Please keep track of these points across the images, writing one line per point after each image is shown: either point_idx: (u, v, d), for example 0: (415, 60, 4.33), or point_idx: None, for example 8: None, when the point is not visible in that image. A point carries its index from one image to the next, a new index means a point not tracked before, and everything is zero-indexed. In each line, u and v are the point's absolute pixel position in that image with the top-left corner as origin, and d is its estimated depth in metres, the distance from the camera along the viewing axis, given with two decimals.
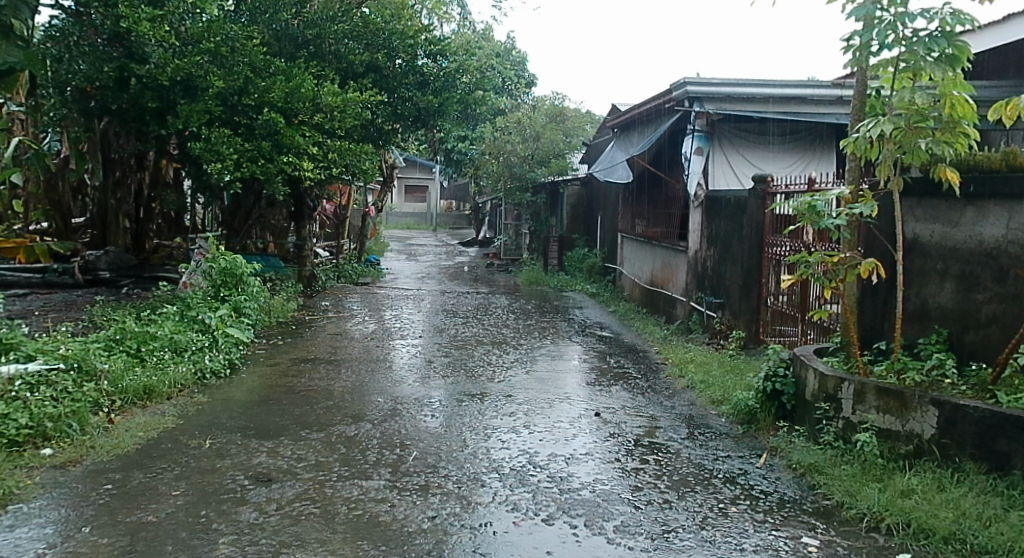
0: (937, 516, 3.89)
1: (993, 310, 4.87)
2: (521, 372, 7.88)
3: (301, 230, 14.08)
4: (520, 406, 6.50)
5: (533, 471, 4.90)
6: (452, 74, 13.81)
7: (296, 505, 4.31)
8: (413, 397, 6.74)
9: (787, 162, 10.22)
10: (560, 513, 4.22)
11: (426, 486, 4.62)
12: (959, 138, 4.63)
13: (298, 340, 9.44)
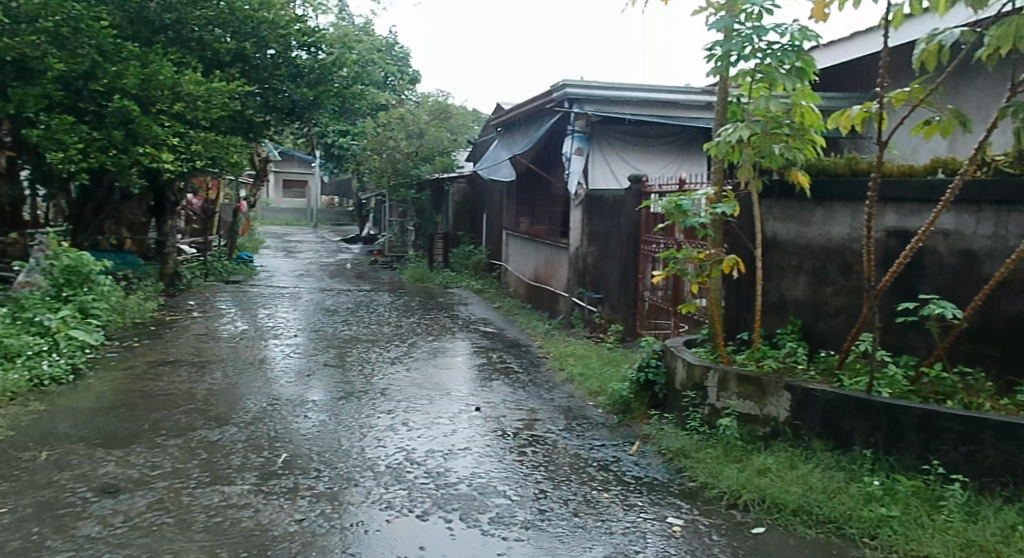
0: (789, 491, 4.23)
1: (841, 301, 5.35)
2: (402, 370, 7.88)
3: (162, 225, 13.58)
4: (399, 403, 6.52)
5: (409, 467, 4.96)
6: (328, 67, 13.91)
7: (147, 516, 4.18)
8: (288, 398, 6.64)
9: (663, 163, 10.61)
10: (435, 509, 4.29)
11: (296, 489, 4.58)
12: (808, 145, 5.03)
13: (157, 342, 9.05)
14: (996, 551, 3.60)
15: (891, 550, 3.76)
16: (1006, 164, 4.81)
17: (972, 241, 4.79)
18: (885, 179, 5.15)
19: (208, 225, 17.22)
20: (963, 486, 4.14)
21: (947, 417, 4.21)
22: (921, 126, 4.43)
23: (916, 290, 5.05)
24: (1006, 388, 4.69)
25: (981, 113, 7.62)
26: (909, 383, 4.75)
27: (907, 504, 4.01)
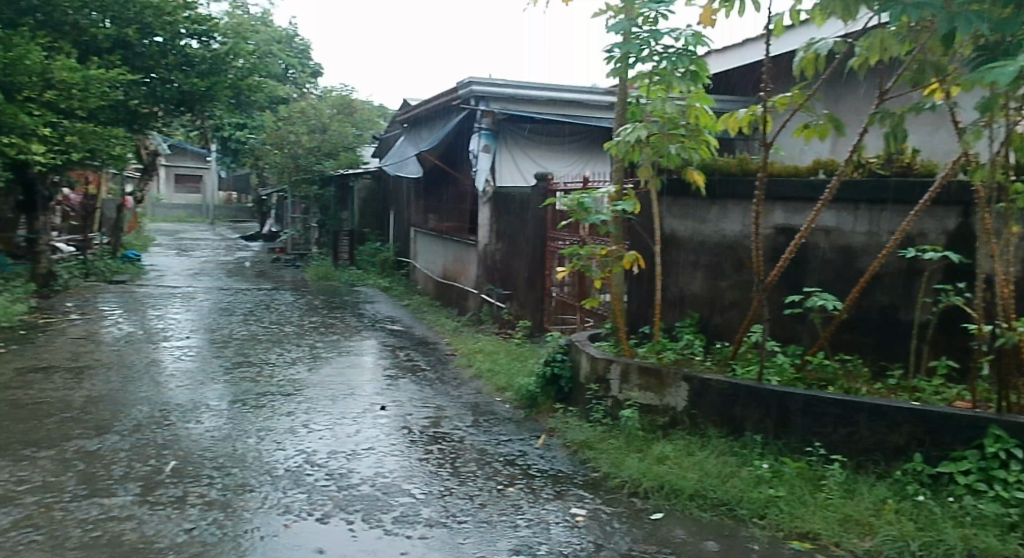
0: (686, 477, 4.41)
1: (734, 295, 5.60)
2: (303, 370, 7.76)
3: (33, 222, 12.74)
4: (299, 405, 6.43)
5: (309, 470, 4.90)
6: (221, 58, 13.59)
7: (14, 534, 3.97)
8: (180, 403, 6.44)
9: (568, 162, 10.79)
10: (336, 511, 4.26)
11: (184, 498, 4.46)
12: (703, 146, 5.27)
13: (27, 348, 8.57)
14: (870, 524, 3.86)
15: (778, 529, 3.98)
16: (879, 166, 5.15)
17: (850, 237, 5.11)
18: (773, 178, 5.43)
19: (88, 221, 16.38)
20: (841, 465, 4.41)
21: (828, 402, 4.49)
22: (801, 130, 4.71)
23: (802, 284, 5.35)
24: (880, 373, 5.06)
25: (858, 117, 8.06)
26: (795, 371, 5.02)
27: (793, 485, 4.25)
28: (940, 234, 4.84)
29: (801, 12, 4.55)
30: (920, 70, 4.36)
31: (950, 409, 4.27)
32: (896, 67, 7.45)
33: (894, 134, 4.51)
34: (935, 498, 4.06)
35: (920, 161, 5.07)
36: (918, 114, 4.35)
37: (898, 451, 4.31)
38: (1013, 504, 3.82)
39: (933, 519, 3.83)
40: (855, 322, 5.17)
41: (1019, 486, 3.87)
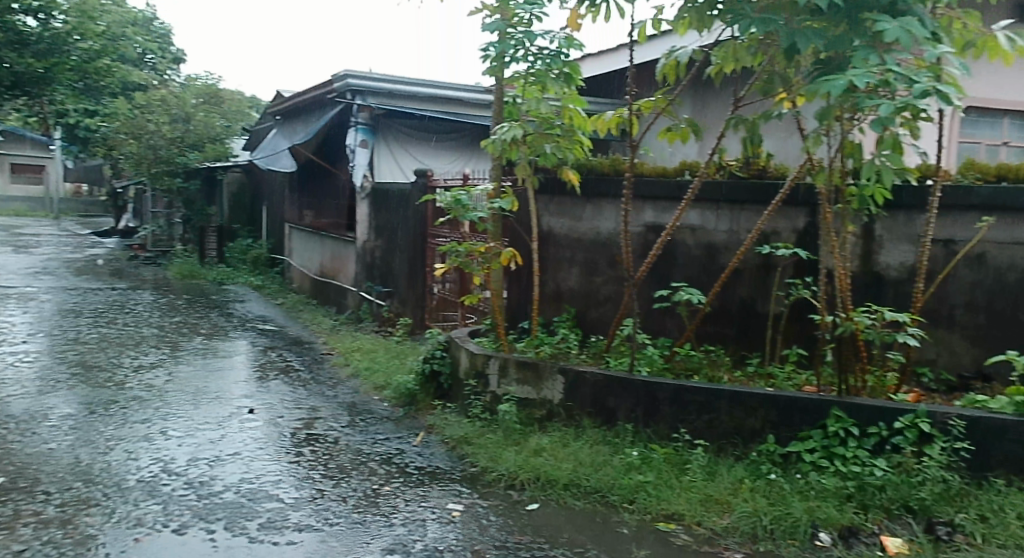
0: (560, 467, 4.55)
1: (609, 290, 5.81)
2: (162, 374, 7.43)
3: None
4: (157, 411, 6.16)
5: (166, 480, 4.71)
6: (59, 36, 14.50)
7: None
8: (18, 414, 6.03)
9: (448, 159, 10.83)
10: (195, 521, 4.12)
11: (17, 517, 4.17)
12: (576, 146, 5.44)
13: None
14: (728, 503, 4.12)
15: (646, 512, 4.17)
16: (738, 168, 5.47)
17: (713, 235, 5.41)
18: (643, 178, 5.66)
19: None
20: (704, 449, 4.67)
21: (691, 390, 4.73)
22: (666, 133, 4.96)
23: (670, 279, 5.61)
24: (741, 361, 5.38)
25: (715, 122, 8.49)
26: (664, 361, 5.26)
27: (660, 470, 4.46)
28: (791, 232, 5.21)
29: (663, 22, 4.79)
30: (769, 79, 4.68)
31: (799, 394, 4.60)
32: (746, 76, 7.90)
33: (751, 139, 4.82)
34: (785, 475, 4.37)
35: (773, 164, 5.41)
36: (769, 120, 4.66)
37: (754, 434, 4.60)
38: (850, 477, 4.19)
39: (783, 495, 4.13)
40: (718, 314, 5.48)
41: (856, 461, 4.25)
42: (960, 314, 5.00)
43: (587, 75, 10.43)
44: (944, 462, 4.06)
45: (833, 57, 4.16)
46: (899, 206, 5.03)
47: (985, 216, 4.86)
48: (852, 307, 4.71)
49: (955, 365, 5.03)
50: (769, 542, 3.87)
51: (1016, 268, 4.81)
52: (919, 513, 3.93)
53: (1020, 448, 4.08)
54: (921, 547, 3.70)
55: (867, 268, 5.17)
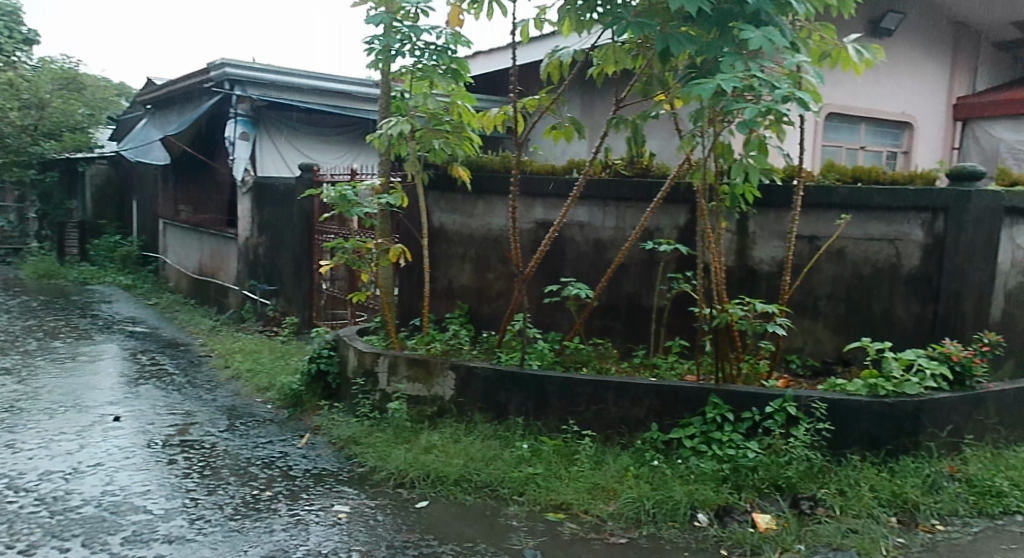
0: (451, 463, 4.58)
1: (501, 286, 5.89)
2: (13, 382, 6.96)
3: None
4: (5, 423, 5.77)
5: (14, 497, 4.42)
6: None
7: None
8: None
9: (335, 154, 10.66)
10: (49, 539, 3.89)
11: None
12: (465, 142, 5.48)
13: None
14: (614, 490, 4.25)
15: (535, 504, 4.26)
16: (623, 167, 5.61)
17: (600, 231, 5.56)
18: (530, 176, 5.74)
19: None
20: (592, 439, 4.79)
21: (579, 382, 4.85)
22: (551, 131, 5.08)
23: (559, 274, 5.72)
24: (627, 353, 5.58)
25: (598, 122, 8.71)
26: (553, 355, 5.35)
27: (550, 461, 4.55)
28: (673, 229, 5.44)
29: (545, 22, 4.89)
30: (648, 82, 4.86)
31: (680, 383, 4.81)
32: (626, 78, 8.15)
33: (634, 138, 4.98)
34: (667, 461, 4.55)
35: (656, 163, 5.58)
36: (648, 121, 4.83)
37: (638, 423, 4.77)
38: (726, 460, 4.41)
39: (665, 480, 4.30)
40: (605, 309, 5.64)
41: (731, 445, 4.49)
42: (824, 304, 5.35)
43: (476, 74, 10.49)
44: (809, 441, 4.39)
45: (705, 61, 4.36)
46: (769, 204, 5.32)
47: (844, 213, 5.23)
48: (726, 299, 4.92)
49: (819, 352, 5.37)
50: (651, 525, 4.02)
51: (871, 262, 5.23)
52: (786, 490, 4.22)
53: (874, 427, 4.53)
54: (788, 522, 3.97)
55: (742, 262, 5.43)
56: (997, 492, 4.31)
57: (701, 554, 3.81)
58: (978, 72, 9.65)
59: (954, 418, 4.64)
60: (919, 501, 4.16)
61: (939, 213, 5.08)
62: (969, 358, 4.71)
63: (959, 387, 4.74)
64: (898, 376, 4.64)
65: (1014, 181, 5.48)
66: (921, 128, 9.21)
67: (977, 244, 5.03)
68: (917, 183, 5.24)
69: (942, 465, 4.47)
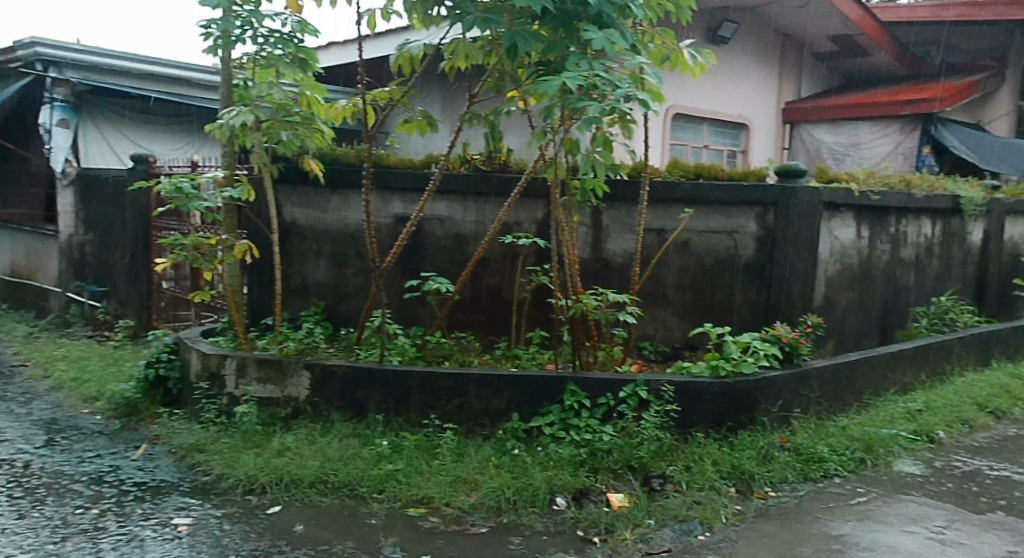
0: (305, 466, 4.51)
1: (360, 282, 5.89)
2: None
3: None
4: None
5: None
6: None
7: None
8: None
9: (174, 144, 10.12)
10: None
11: None
12: (316, 133, 5.41)
13: None
14: (474, 482, 4.36)
15: (395, 500, 4.29)
16: (481, 162, 5.69)
17: (460, 226, 5.67)
18: (387, 170, 5.73)
19: None
20: (453, 432, 4.88)
21: (441, 376, 4.92)
22: (403, 124, 5.12)
23: (420, 269, 5.76)
24: (489, 346, 5.72)
25: (452, 116, 8.82)
26: (415, 350, 5.39)
27: (410, 457, 4.60)
28: (532, 223, 5.64)
29: (392, 13, 4.90)
30: (500, 77, 4.99)
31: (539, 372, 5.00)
32: (479, 73, 8.32)
33: (492, 135, 5.10)
34: (527, 449, 4.70)
35: (513, 158, 5.71)
36: (502, 117, 4.98)
37: (500, 414, 4.91)
38: (582, 444, 4.63)
39: (525, 468, 4.45)
40: (467, 303, 5.75)
41: (587, 429, 4.72)
42: (672, 294, 5.70)
43: (326, 65, 10.32)
44: (658, 422, 4.70)
45: (553, 60, 4.53)
46: (619, 199, 5.60)
47: (687, 207, 5.59)
48: (580, 289, 5.21)
49: (669, 339, 5.73)
50: (511, 513, 4.16)
51: (712, 253, 5.64)
52: (638, 470, 4.49)
53: (716, 406, 4.89)
54: (639, 499, 4.22)
55: (597, 254, 5.68)
56: (819, 458, 4.80)
57: (558, 537, 3.98)
58: (801, 79, 10.54)
59: (783, 394, 5.09)
60: (754, 471, 4.56)
61: (770, 208, 5.56)
62: (796, 338, 5.19)
63: (788, 364, 5.22)
64: (736, 357, 5.05)
65: (831, 178, 6.09)
66: (754, 129, 9.94)
67: (800, 236, 5.54)
68: (750, 180, 5.68)
69: (774, 436, 4.91)
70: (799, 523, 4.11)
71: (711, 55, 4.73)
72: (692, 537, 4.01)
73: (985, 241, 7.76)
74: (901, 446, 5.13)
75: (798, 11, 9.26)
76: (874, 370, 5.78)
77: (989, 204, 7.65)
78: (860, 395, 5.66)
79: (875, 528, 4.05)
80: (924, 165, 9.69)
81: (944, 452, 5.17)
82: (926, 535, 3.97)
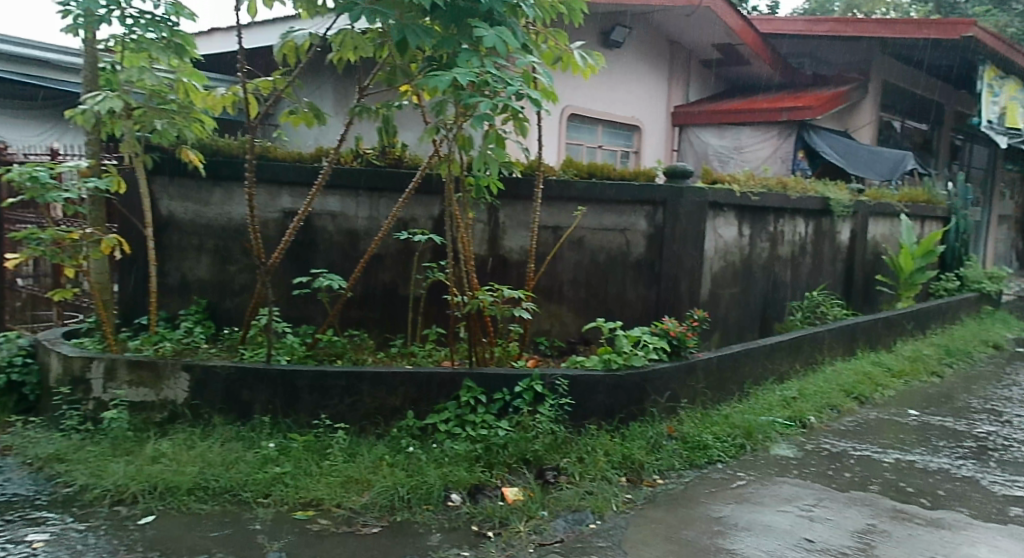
0: (182, 472, 4.32)
1: (245, 278, 5.72)
2: None
3: None
4: None
5: None
6: None
7: None
8: None
9: (31, 131, 9.00)
10: None
11: None
12: (195, 123, 5.18)
13: None
14: (366, 481, 4.30)
15: (282, 504, 4.19)
16: (375, 156, 5.60)
17: (353, 221, 5.58)
18: (273, 163, 5.56)
19: None
20: (345, 431, 4.80)
21: (332, 375, 4.83)
22: (288, 116, 4.98)
23: (310, 265, 5.63)
24: (384, 344, 5.67)
25: (344, 109, 8.67)
26: (305, 349, 5.25)
27: (298, 459, 4.49)
28: (427, 219, 5.62)
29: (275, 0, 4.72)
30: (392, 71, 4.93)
31: (433, 369, 4.99)
32: (370, 66, 8.19)
33: (386, 129, 5.06)
34: (422, 447, 4.69)
35: (408, 154, 5.65)
36: (394, 111, 4.92)
37: (394, 412, 4.88)
38: (478, 440, 4.67)
39: (419, 466, 4.43)
40: (360, 300, 5.67)
41: (483, 425, 4.76)
42: (567, 290, 5.79)
43: (206, 53, 9.88)
44: (553, 416, 4.80)
45: (444, 55, 4.51)
46: (514, 196, 5.65)
47: (580, 205, 5.69)
48: (476, 286, 5.23)
49: (564, 334, 5.82)
50: (405, 511, 4.14)
51: (605, 250, 5.77)
52: (533, 463, 4.55)
53: (608, 398, 5.01)
54: (533, 491, 4.27)
55: (493, 251, 5.71)
56: (704, 445, 5.00)
57: (452, 533, 3.99)
58: (688, 83, 10.92)
59: (671, 385, 5.27)
60: (644, 460, 4.70)
61: (659, 207, 5.75)
62: (683, 332, 5.38)
63: (676, 357, 5.41)
64: (627, 350, 5.19)
65: (714, 179, 6.33)
66: (645, 130, 10.25)
67: (687, 234, 5.75)
68: (641, 180, 5.85)
69: (662, 426, 5.08)
70: (684, 508, 4.27)
71: (600, 57, 4.85)
72: (584, 526, 4.10)
73: (852, 239, 8.27)
74: (777, 432, 5.40)
75: (685, 19, 9.58)
76: (754, 360, 6.05)
77: (856, 205, 8.18)
78: (742, 385, 5.92)
79: (752, 509, 4.25)
80: (798, 169, 10.25)
81: (814, 436, 5.48)
82: (798, 514, 4.20)
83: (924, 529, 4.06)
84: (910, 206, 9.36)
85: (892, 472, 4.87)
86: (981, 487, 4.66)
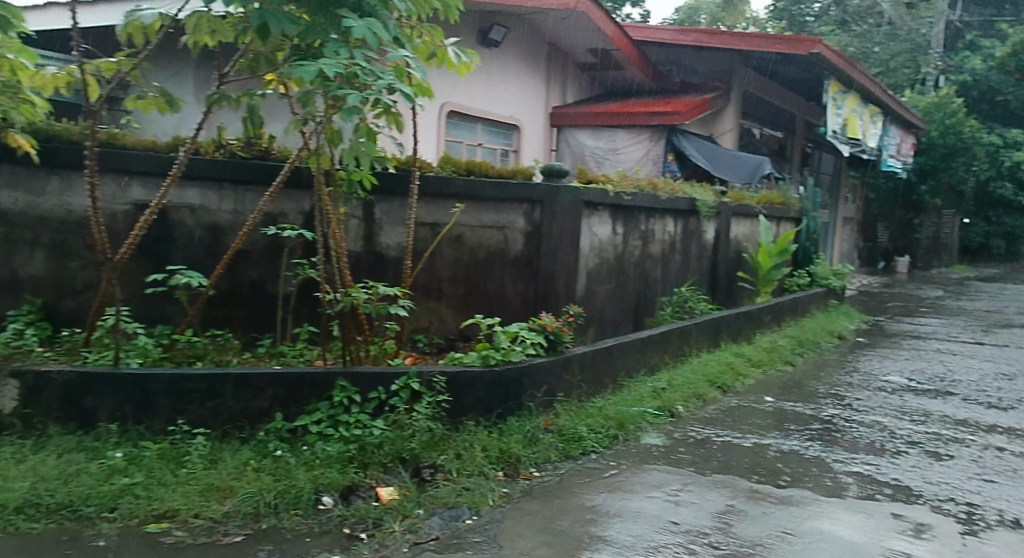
0: (11, 489, 3.96)
1: (87, 276, 5.36)
2: None
3: None
4: None
5: None
6: None
7: None
8: None
9: None
10: None
11: None
12: (24, 104, 4.78)
13: None
14: (229, 488, 4.13)
15: (131, 517, 3.93)
16: (239, 148, 5.38)
17: (215, 215, 5.34)
18: (121, 152, 5.22)
19: None
20: (205, 437, 4.59)
21: (191, 379, 4.60)
22: (136, 101, 4.71)
23: (166, 261, 5.32)
24: (251, 344, 5.47)
25: (201, 96, 8.29)
26: (161, 351, 5.00)
27: (150, 468, 4.24)
28: (297, 214, 5.46)
29: None
30: (255, 59, 4.74)
31: (304, 369, 4.85)
32: (230, 50, 7.88)
33: (251, 119, 4.86)
34: (292, 449, 4.55)
35: (276, 146, 5.47)
36: (257, 100, 4.73)
37: (261, 414, 4.71)
38: (352, 440, 4.58)
39: (287, 470, 4.30)
40: (225, 298, 5.41)
41: (358, 425, 4.68)
42: (446, 287, 5.75)
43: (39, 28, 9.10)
44: (430, 413, 4.77)
45: (308, 45, 4.38)
46: (388, 192, 5.56)
47: (457, 202, 5.67)
48: (349, 282, 5.10)
49: (443, 331, 5.78)
50: (272, 517, 4.01)
51: (485, 247, 5.79)
52: (409, 462, 4.50)
53: (486, 394, 5.03)
54: (409, 490, 4.25)
55: (370, 247, 5.57)
56: (579, 437, 5.11)
57: (323, 537, 3.89)
58: (565, 85, 11.11)
59: (548, 380, 5.35)
60: (520, 454, 4.76)
61: (536, 205, 5.86)
62: (560, 327, 5.49)
63: (553, 352, 5.49)
64: (506, 346, 5.22)
65: (590, 179, 6.48)
66: (524, 130, 10.35)
67: (563, 232, 5.94)
68: (519, 178, 5.92)
69: (539, 420, 5.15)
70: (559, 499, 4.34)
71: (474, 54, 4.84)
72: (460, 522, 4.09)
73: (717, 238, 8.68)
74: (647, 421, 5.60)
75: (562, 22, 9.73)
76: (627, 355, 6.23)
77: (720, 206, 8.60)
78: (616, 377, 6.10)
79: (622, 496, 4.38)
80: (669, 171, 10.61)
81: (682, 424, 5.71)
82: (664, 499, 4.36)
83: (776, 507, 4.30)
84: (768, 208, 9.91)
85: (751, 454, 5.15)
86: (826, 464, 5.00)
